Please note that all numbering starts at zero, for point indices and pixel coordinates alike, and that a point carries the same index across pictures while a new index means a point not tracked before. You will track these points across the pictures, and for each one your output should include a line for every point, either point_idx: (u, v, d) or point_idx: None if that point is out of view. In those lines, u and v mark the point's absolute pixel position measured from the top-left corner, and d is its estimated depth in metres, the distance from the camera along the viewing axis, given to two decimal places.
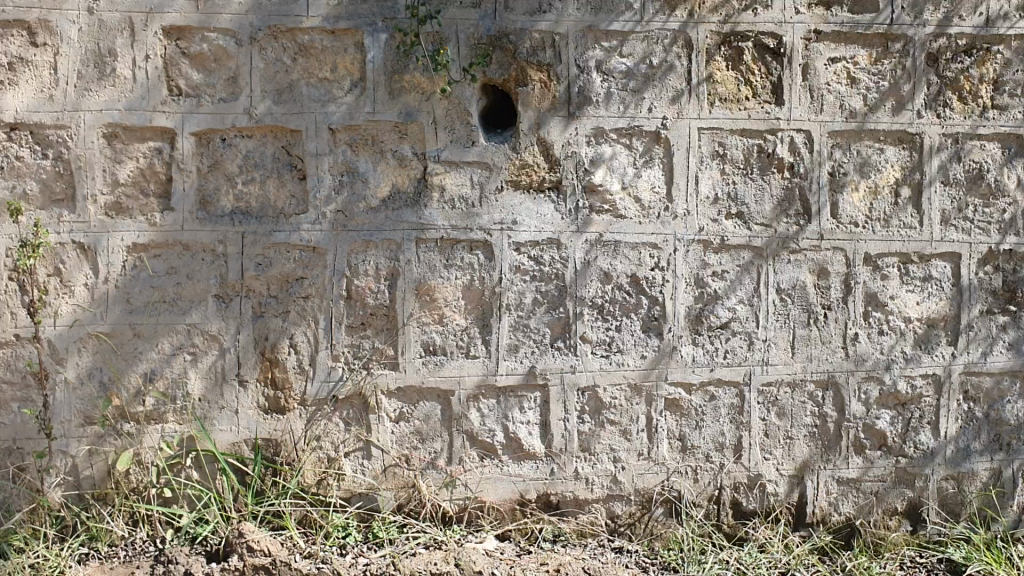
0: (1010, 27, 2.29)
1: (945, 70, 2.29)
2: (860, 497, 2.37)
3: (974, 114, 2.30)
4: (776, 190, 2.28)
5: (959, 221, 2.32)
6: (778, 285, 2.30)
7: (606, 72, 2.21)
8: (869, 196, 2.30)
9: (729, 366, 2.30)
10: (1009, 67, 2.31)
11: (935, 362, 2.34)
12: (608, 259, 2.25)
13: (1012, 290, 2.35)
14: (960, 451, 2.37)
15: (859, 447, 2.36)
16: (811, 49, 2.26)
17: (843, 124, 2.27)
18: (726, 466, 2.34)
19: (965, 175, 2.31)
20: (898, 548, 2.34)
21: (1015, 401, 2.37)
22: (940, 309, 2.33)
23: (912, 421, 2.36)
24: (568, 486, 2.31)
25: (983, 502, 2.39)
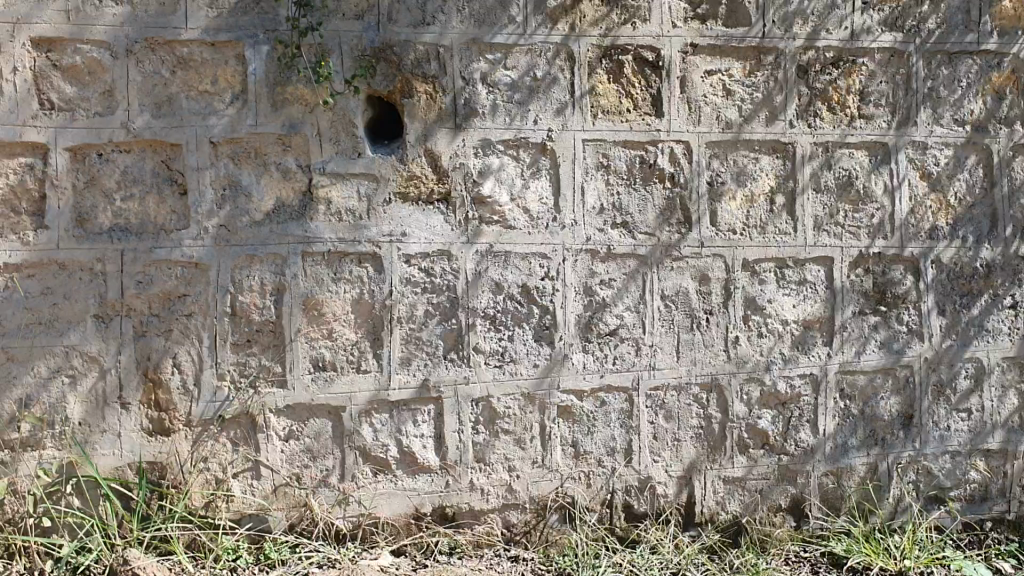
0: (873, 40, 2.39)
1: (815, 82, 2.38)
2: (745, 495, 2.45)
3: (842, 124, 2.40)
4: (658, 199, 2.33)
5: (831, 227, 2.41)
6: (663, 292, 2.35)
7: (491, 84, 2.23)
8: (746, 204, 2.37)
9: (619, 372, 2.34)
10: (874, 78, 2.41)
11: (812, 362, 2.43)
12: (498, 270, 2.26)
13: (881, 292, 2.45)
14: (838, 447, 2.47)
15: (743, 446, 2.43)
16: (688, 62, 2.32)
17: (719, 135, 2.34)
18: (617, 471, 2.38)
19: (835, 182, 2.41)
20: (783, 544, 2.42)
21: (887, 397, 2.48)
22: (816, 311, 2.42)
23: (793, 420, 2.44)
24: (463, 498, 2.31)
25: (861, 495, 2.49)
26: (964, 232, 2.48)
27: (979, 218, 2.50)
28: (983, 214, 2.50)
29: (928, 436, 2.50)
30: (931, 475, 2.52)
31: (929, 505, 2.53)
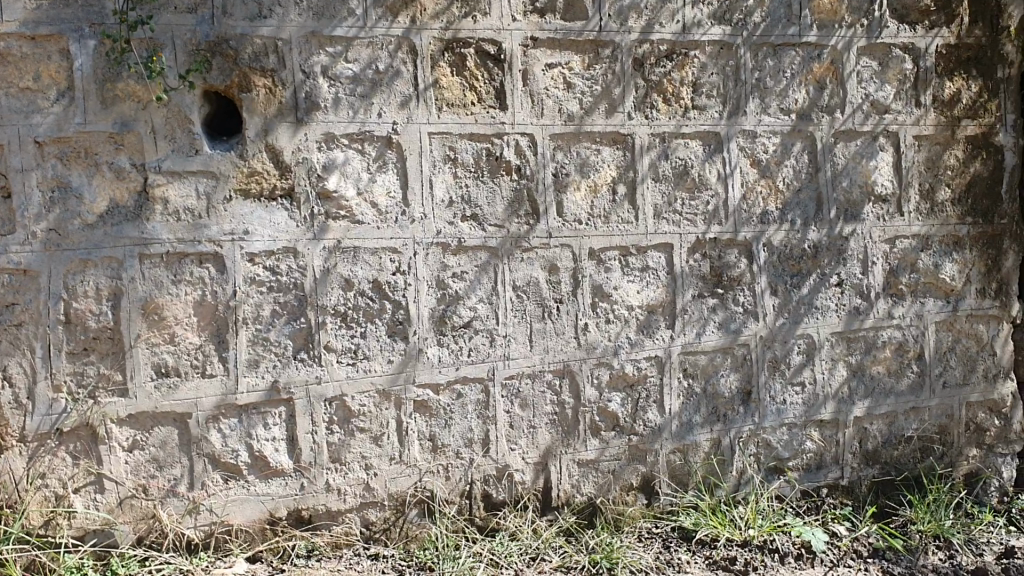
0: (703, 33, 2.48)
1: (650, 74, 2.45)
2: (599, 476, 2.51)
3: (677, 114, 2.48)
4: (505, 191, 2.35)
5: (670, 214, 2.50)
6: (514, 283, 2.38)
7: (332, 77, 2.20)
8: (589, 194, 2.43)
9: (473, 363, 2.36)
10: (705, 70, 2.50)
11: (656, 345, 2.51)
12: (348, 266, 2.24)
13: (718, 274, 2.55)
14: (684, 424, 2.57)
15: (595, 429, 2.49)
16: (529, 55, 2.35)
17: (562, 127, 2.38)
18: (475, 461, 2.40)
19: (672, 171, 2.49)
20: (636, 521, 2.51)
21: (728, 374, 2.59)
22: (659, 297, 2.50)
23: (641, 401, 2.52)
24: (319, 499, 2.28)
25: (707, 470, 2.60)
26: (793, 215, 2.60)
27: (806, 200, 2.61)
28: (809, 197, 2.61)
29: (767, 410, 2.63)
30: (770, 446, 2.65)
31: (770, 476, 2.67)
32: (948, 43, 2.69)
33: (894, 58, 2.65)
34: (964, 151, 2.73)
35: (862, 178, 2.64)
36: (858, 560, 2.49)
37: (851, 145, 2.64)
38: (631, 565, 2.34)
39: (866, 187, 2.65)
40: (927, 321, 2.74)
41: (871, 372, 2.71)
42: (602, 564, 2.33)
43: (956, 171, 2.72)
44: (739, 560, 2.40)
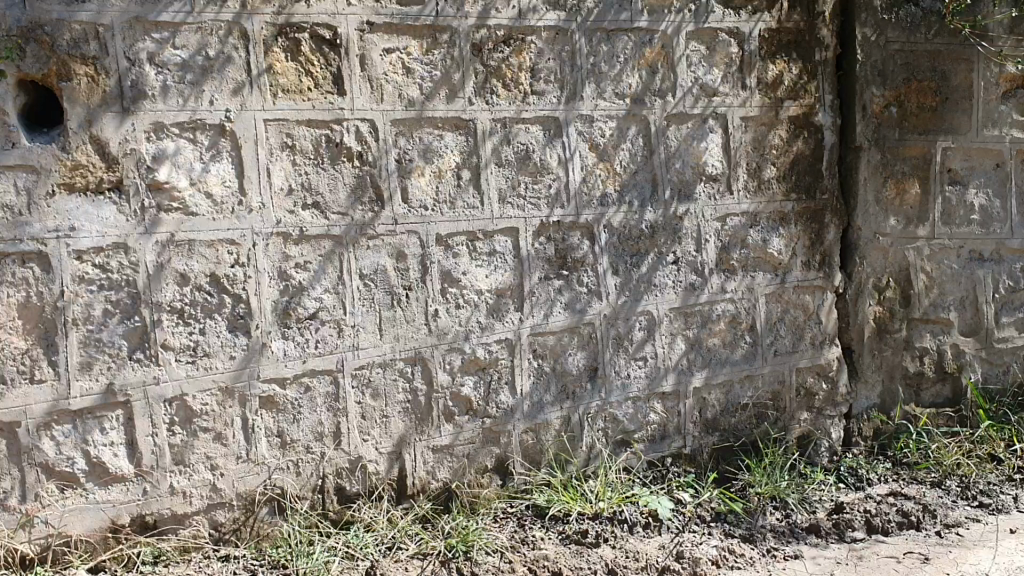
0: (539, 19, 2.50)
1: (489, 59, 2.46)
2: (453, 461, 2.52)
3: (517, 100, 2.50)
4: (347, 177, 2.32)
5: (514, 199, 2.52)
6: (361, 271, 2.35)
7: (159, 65, 2.10)
8: (434, 179, 2.42)
9: (321, 355, 2.32)
10: (542, 56, 2.53)
11: (506, 328, 2.54)
12: (183, 260, 2.16)
13: (562, 256, 2.60)
14: (535, 404, 2.61)
15: (449, 414, 2.50)
16: (366, 40, 2.31)
17: (402, 112, 2.36)
18: (326, 455, 2.37)
19: (514, 155, 2.51)
20: (491, 503, 2.55)
21: (575, 353, 2.64)
22: (506, 280, 2.53)
23: (493, 384, 2.55)
24: (164, 503, 2.20)
25: (558, 447, 2.66)
26: (630, 197, 2.67)
27: (642, 183, 2.69)
28: (645, 180, 2.69)
29: (613, 385, 2.71)
30: (618, 420, 2.73)
31: (618, 449, 2.75)
32: (770, 27, 2.80)
33: (720, 43, 2.74)
34: (788, 131, 2.86)
35: (694, 159, 2.74)
36: (702, 525, 2.65)
37: (683, 128, 2.72)
38: (485, 547, 2.38)
39: (698, 168, 2.74)
40: (758, 293, 2.87)
41: (708, 345, 2.82)
42: (458, 549, 2.36)
43: (780, 150, 2.86)
44: (590, 532, 2.50)
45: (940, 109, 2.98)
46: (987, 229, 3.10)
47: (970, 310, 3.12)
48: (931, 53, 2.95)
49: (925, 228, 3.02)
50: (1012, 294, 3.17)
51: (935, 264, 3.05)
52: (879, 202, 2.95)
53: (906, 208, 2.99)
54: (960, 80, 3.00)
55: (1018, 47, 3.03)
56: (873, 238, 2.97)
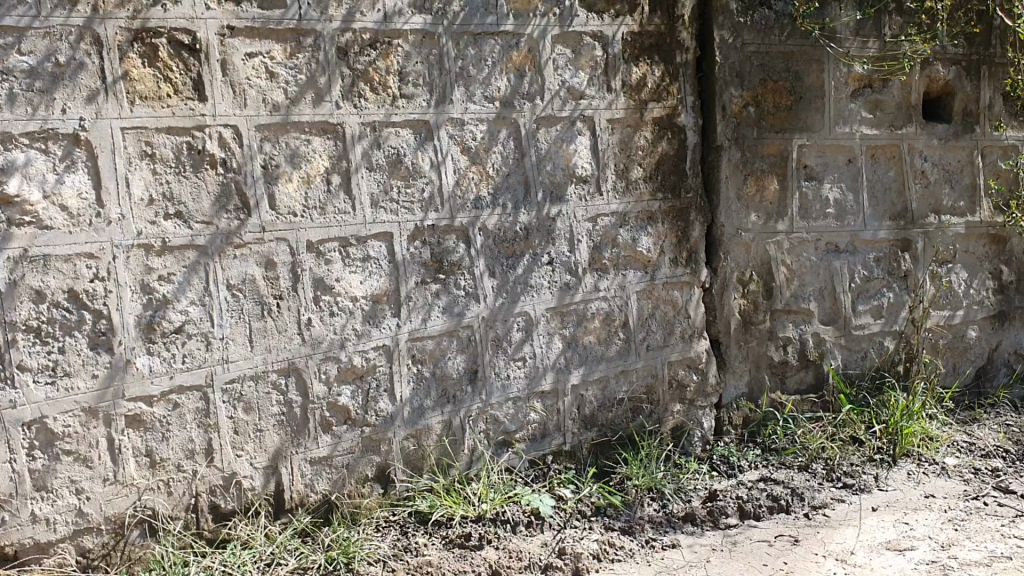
0: (405, 22, 2.48)
1: (355, 63, 2.43)
2: (332, 472, 2.49)
3: (385, 103, 2.48)
4: (211, 185, 2.26)
5: (386, 203, 2.50)
6: (228, 281, 2.29)
7: (4, 72, 1.98)
8: (303, 185, 2.38)
9: (189, 370, 2.25)
10: (410, 59, 2.51)
11: (383, 334, 2.52)
12: (38, 277, 2.05)
13: (438, 260, 2.59)
14: (415, 410, 2.60)
15: (326, 424, 2.46)
16: (227, 44, 2.25)
17: (267, 118, 2.31)
18: (198, 473, 2.30)
19: (385, 160, 2.49)
20: (372, 512, 2.53)
21: (454, 356, 2.64)
22: (382, 285, 2.51)
23: (371, 391, 2.52)
24: (25, 532, 2.08)
25: (440, 452, 2.65)
26: (504, 200, 2.68)
27: (515, 185, 2.70)
28: (518, 183, 2.71)
29: (492, 387, 2.72)
30: (498, 421, 2.74)
31: (499, 450, 2.76)
32: (632, 31, 2.87)
33: (585, 46, 2.78)
34: (653, 132, 2.93)
35: (564, 161, 2.78)
36: (583, 520, 2.69)
37: (552, 130, 2.75)
38: (368, 557, 2.38)
39: (568, 169, 2.78)
40: (629, 290, 2.93)
41: (584, 343, 2.86)
42: (339, 560, 2.35)
43: (645, 151, 2.92)
44: (473, 535, 2.51)
45: (794, 108, 3.11)
46: (841, 222, 3.24)
47: (828, 299, 3.26)
48: (784, 54, 3.07)
49: (784, 223, 3.14)
50: (867, 284, 3.32)
51: (794, 257, 3.18)
52: (741, 199, 3.05)
53: (765, 204, 3.10)
54: (813, 79, 3.13)
55: (863, 48, 3.18)
56: (735, 234, 3.07)
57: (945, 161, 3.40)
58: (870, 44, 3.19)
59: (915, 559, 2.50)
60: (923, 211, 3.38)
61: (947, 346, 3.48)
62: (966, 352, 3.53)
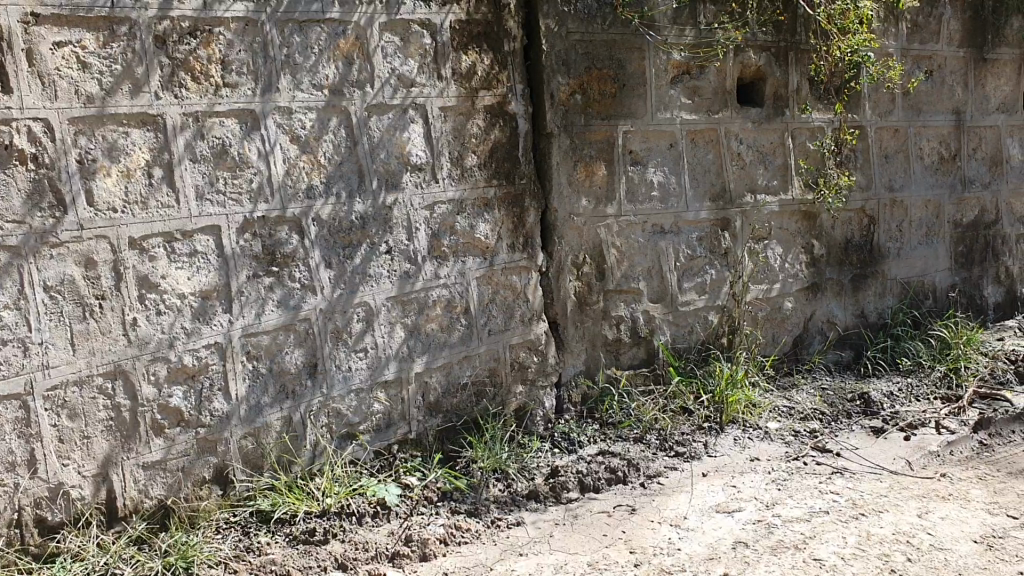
0: (226, 9, 2.41)
1: (175, 52, 2.34)
2: (167, 477, 2.41)
3: (208, 93, 2.40)
4: (22, 182, 2.13)
5: (213, 196, 2.43)
6: (45, 283, 2.18)
7: None
8: (122, 180, 2.28)
9: (6, 378, 2.13)
10: (233, 47, 2.44)
11: (214, 331, 2.45)
12: None
13: (271, 253, 2.54)
14: (252, 407, 2.54)
15: (158, 428, 2.38)
16: (33, 33, 2.12)
17: (81, 110, 2.20)
18: (21, 486, 2.18)
19: (210, 151, 2.42)
20: (212, 514, 2.47)
21: (292, 351, 2.60)
22: (211, 281, 2.44)
23: (205, 392, 2.45)
24: None
25: (281, 449, 2.60)
26: (337, 189, 2.65)
27: (347, 174, 2.68)
28: (351, 171, 2.68)
29: (333, 380, 2.69)
30: (341, 414, 2.72)
31: (343, 443, 2.74)
32: (460, 19, 2.88)
33: (413, 34, 2.78)
34: (485, 119, 2.96)
35: (397, 149, 2.77)
36: (429, 506, 2.72)
37: (384, 118, 2.74)
38: (208, 560, 2.34)
39: (402, 158, 2.78)
40: (469, 277, 2.96)
41: (426, 330, 2.87)
42: (177, 566, 2.29)
43: (479, 139, 2.95)
44: (318, 530, 2.51)
45: (618, 95, 3.22)
46: (666, 204, 3.38)
47: (656, 278, 3.40)
48: (607, 43, 3.17)
49: (613, 207, 3.25)
50: (691, 262, 3.48)
51: (623, 239, 3.29)
52: (571, 184, 3.14)
53: (595, 189, 3.20)
54: (635, 67, 3.24)
55: (681, 36, 3.32)
56: (568, 219, 3.15)
57: (759, 144, 3.59)
58: (687, 31, 3.33)
59: (743, 520, 2.65)
60: (741, 191, 3.56)
61: (767, 318, 3.67)
62: (784, 322, 3.73)
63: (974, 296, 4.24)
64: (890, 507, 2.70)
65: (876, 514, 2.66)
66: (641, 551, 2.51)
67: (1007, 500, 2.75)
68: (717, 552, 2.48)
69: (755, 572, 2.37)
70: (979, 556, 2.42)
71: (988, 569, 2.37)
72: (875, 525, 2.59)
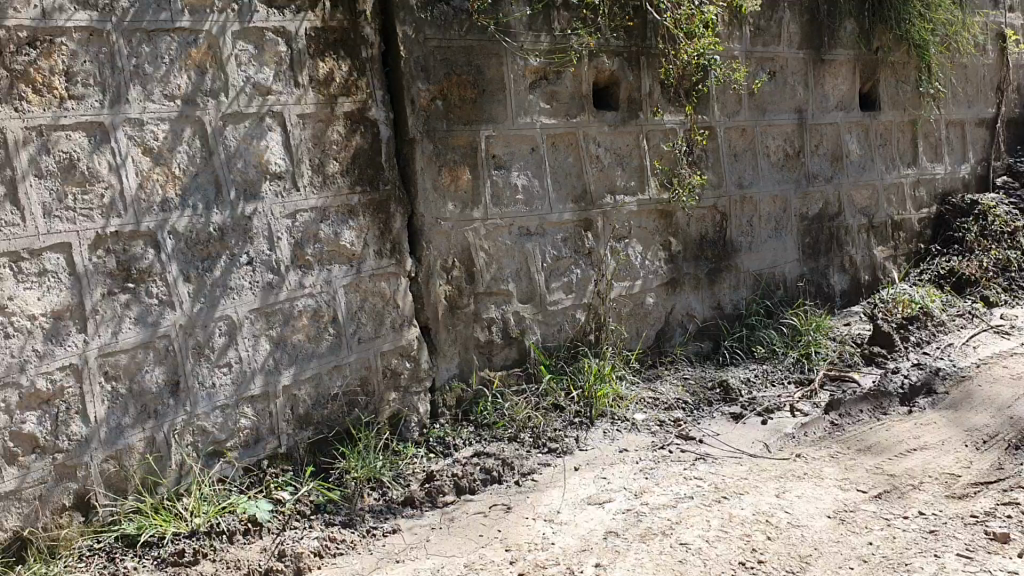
0: (67, 19, 2.32)
1: (13, 64, 2.24)
2: (23, 507, 2.31)
3: (52, 106, 2.32)
4: None
5: (62, 212, 2.34)
6: None
7: None
8: None
9: None
10: (76, 58, 2.35)
11: (68, 352, 2.36)
12: None
13: (125, 268, 2.46)
14: (113, 429, 2.46)
15: (10, 456, 2.28)
16: None
17: None
18: None
19: (56, 166, 2.33)
20: (72, 543, 2.39)
21: (152, 369, 2.53)
22: (63, 300, 2.35)
23: (60, 416, 2.36)
24: None
25: (145, 470, 2.53)
26: (194, 200, 2.59)
27: (205, 185, 2.62)
28: (208, 182, 2.63)
29: (197, 397, 2.63)
30: (207, 432, 2.66)
31: (210, 461, 2.68)
32: (315, 26, 2.86)
33: (268, 42, 2.74)
34: (345, 126, 2.95)
35: (255, 158, 2.73)
36: (301, 520, 2.69)
37: (240, 127, 2.69)
38: None
39: (260, 168, 2.74)
40: (335, 285, 2.94)
41: (293, 342, 2.84)
42: None
43: (340, 145, 2.93)
44: (187, 551, 2.45)
45: (479, 101, 3.26)
46: (530, 207, 3.44)
47: (524, 279, 3.45)
48: (465, 49, 3.21)
49: (479, 211, 3.29)
50: (557, 263, 3.55)
51: (491, 242, 3.34)
52: (436, 189, 3.16)
53: (460, 193, 3.23)
54: (494, 73, 3.29)
55: (536, 42, 3.39)
56: (434, 224, 3.17)
57: (617, 146, 3.70)
58: (542, 37, 3.40)
59: (613, 510, 2.73)
60: (601, 192, 3.66)
61: (630, 314, 3.78)
62: (647, 317, 3.84)
63: (822, 285, 4.47)
64: (750, 489, 2.83)
65: (737, 496, 2.78)
66: (516, 548, 2.55)
67: (857, 476, 2.92)
68: (589, 543, 2.55)
69: (625, 561, 2.44)
70: (832, 530, 2.57)
71: (840, 542, 2.51)
72: (737, 507, 2.71)
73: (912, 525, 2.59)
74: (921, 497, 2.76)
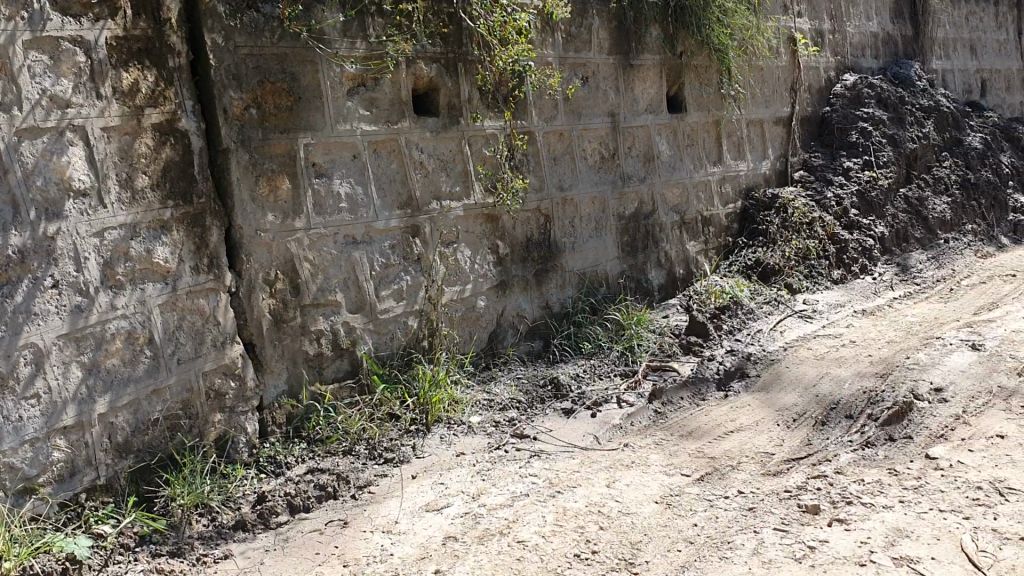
0: None
1: None
2: None
3: None
4: None
5: None
6: None
7: None
8: None
9: None
10: None
11: None
12: None
13: None
14: None
15: None
16: None
17: None
18: None
19: None
20: None
21: None
22: None
23: None
24: None
25: None
26: None
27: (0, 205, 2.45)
28: (3, 201, 2.45)
29: (3, 432, 2.45)
30: (16, 469, 2.48)
31: (19, 500, 2.49)
32: (116, 35, 2.73)
33: (64, 51, 2.59)
34: (153, 139, 2.82)
35: (56, 175, 2.57)
36: (126, 553, 2.59)
37: (37, 141, 2.53)
38: None
39: (63, 184, 2.58)
40: (150, 305, 2.81)
41: (106, 367, 2.69)
42: None
43: (149, 159, 2.81)
44: None
45: (295, 108, 3.20)
46: (355, 214, 3.41)
47: (352, 288, 3.41)
48: (278, 56, 3.15)
49: (301, 220, 3.23)
50: (385, 270, 3.52)
51: (315, 252, 3.28)
52: (254, 199, 3.09)
53: (280, 203, 3.17)
54: (309, 79, 3.25)
55: (352, 48, 3.37)
56: (254, 235, 3.10)
57: (439, 151, 3.72)
58: (358, 44, 3.38)
59: (450, 515, 2.74)
60: (426, 198, 3.66)
61: (462, 317, 3.81)
62: (479, 320, 3.88)
63: (641, 281, 4.65)
64: (582, 482, 2.91)
65: (570, 490, 2.85)
66: (353, 563, 2.53)
67: (681, 461, 3.05)
68: (427, 550, 2.55)
69: (463, 564, 2.46)
70: (659, 516, 2.67)
71: (667, 526, 2.62)
72: (570, 500, 2.78)
73: (732, 504, 2.73)
74: (740, 477, 2.92)
